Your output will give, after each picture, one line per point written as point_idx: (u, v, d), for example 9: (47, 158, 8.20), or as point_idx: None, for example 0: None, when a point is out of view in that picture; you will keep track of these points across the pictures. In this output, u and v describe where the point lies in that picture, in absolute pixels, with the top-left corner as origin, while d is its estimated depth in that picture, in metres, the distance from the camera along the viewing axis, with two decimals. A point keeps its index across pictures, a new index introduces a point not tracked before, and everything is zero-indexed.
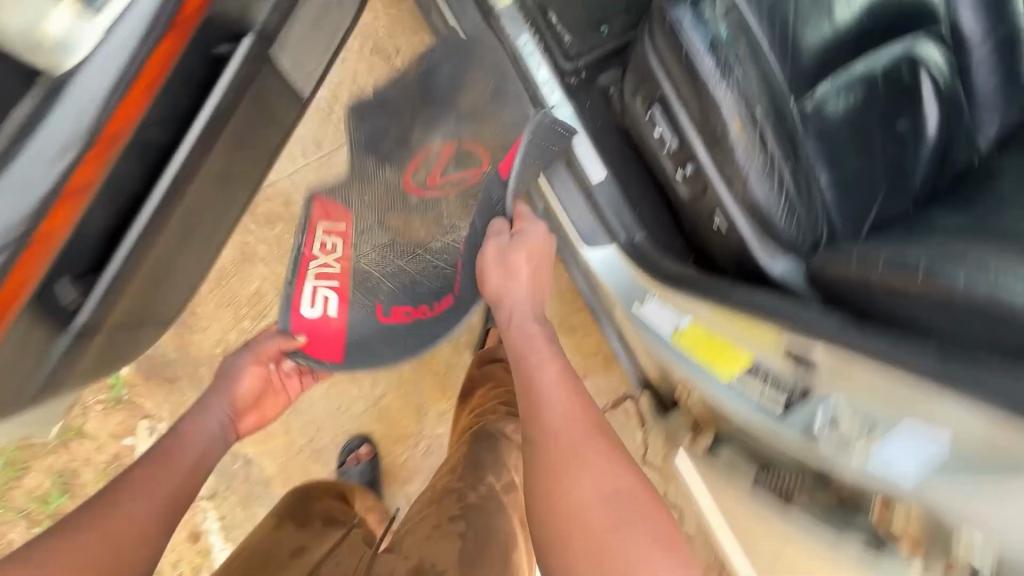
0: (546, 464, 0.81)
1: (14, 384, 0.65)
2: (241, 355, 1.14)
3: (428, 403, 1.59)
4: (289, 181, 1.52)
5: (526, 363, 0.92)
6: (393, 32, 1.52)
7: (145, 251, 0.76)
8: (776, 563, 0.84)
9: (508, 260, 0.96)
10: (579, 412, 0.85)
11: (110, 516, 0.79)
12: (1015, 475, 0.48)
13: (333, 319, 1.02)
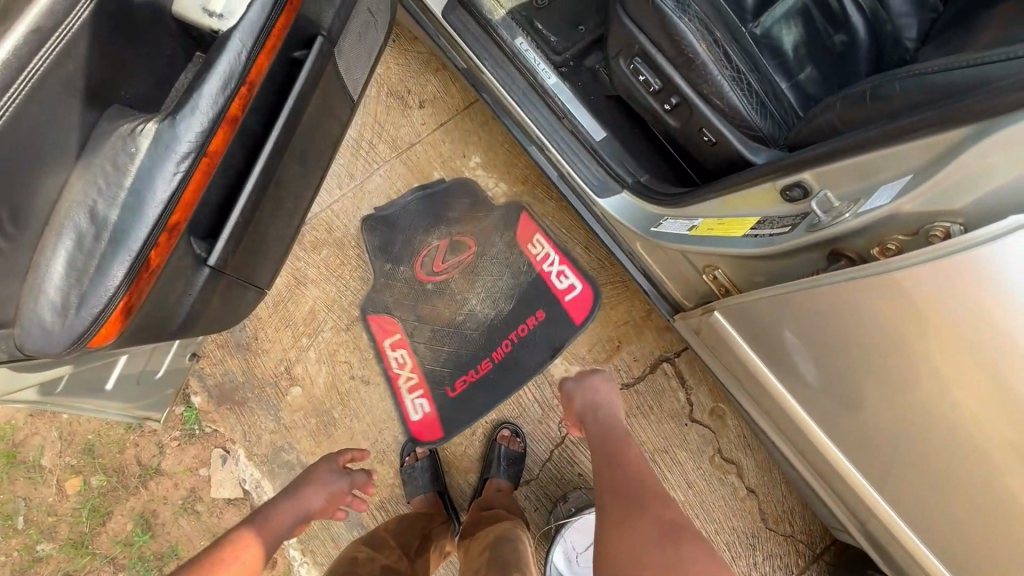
0: (617, 511, 0.92)
1: (167, 312, 0.78)
2: (331, 460, 1.32)
3: (480, 392, 1.69)
4: (330, 210, 1.72)
5: (613, 453, 1.06)
6: (403, 75, 1.79)
7: (250, 219, 0.88)
8: (834, 388, 0.95)
9: (593, 386, 1.23)
10: (652, 483, 0.97)
11: None
12: (949, 162, 0.70)
13: (427, 410, 1.67)
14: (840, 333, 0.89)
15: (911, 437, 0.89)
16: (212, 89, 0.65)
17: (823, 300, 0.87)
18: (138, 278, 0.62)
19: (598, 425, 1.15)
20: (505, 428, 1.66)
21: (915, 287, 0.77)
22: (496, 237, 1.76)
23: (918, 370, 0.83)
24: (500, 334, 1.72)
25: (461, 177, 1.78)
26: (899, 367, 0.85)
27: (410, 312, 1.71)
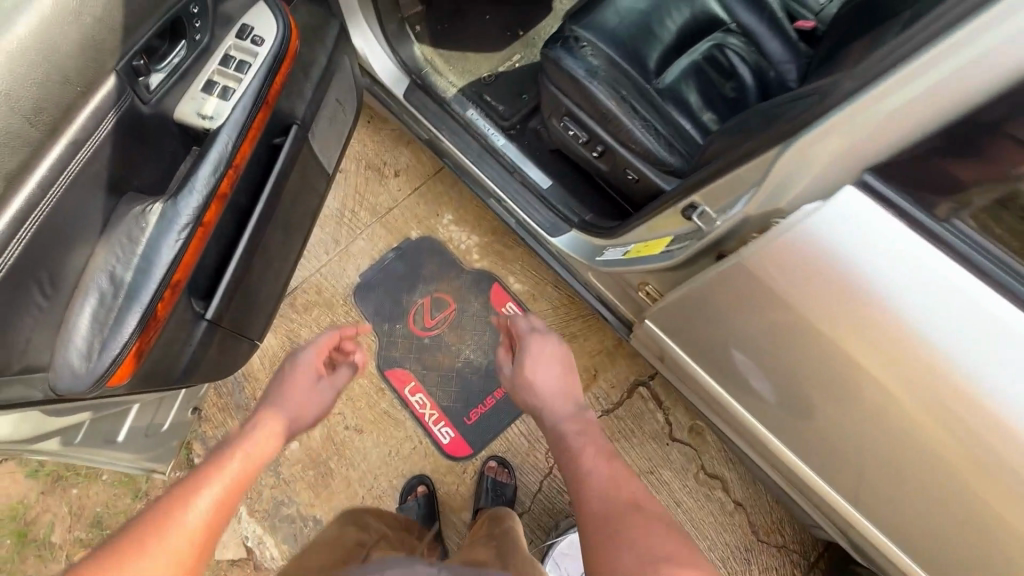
0: (614, 535, 0.83)
1: (171, 361, 0.91)
2: (302, 353, 1.10)
3: (468, 430, 1.78)
4: (319, 273, 1.89)
5: (584, 456, 0.99)
6: (378, 149, 2.01)
7: (240, 278, 1.03)
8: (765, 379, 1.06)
9: (534, 356, 1.18)
10: (642, 497, 0.91)
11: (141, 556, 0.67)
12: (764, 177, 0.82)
13: (452, 433, 1.78)
14: (756, 334, 0.99)
15: (839, 418, 0.95)
16: (203, 175, 0.82)
17: (726, 302, 1.00)
18: (146, 328, 0.77)
19: (552, 418, 1.10)
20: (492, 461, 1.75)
21: (771, 280, 0.87)
22: (472, 284, 1.91)
23: (812, 351, 0.90)
24: (483, 373, 1.83)
25: (436, 234, 1.96)
26: (806, 358, 0.92)
27: (402, 363, 1.83)
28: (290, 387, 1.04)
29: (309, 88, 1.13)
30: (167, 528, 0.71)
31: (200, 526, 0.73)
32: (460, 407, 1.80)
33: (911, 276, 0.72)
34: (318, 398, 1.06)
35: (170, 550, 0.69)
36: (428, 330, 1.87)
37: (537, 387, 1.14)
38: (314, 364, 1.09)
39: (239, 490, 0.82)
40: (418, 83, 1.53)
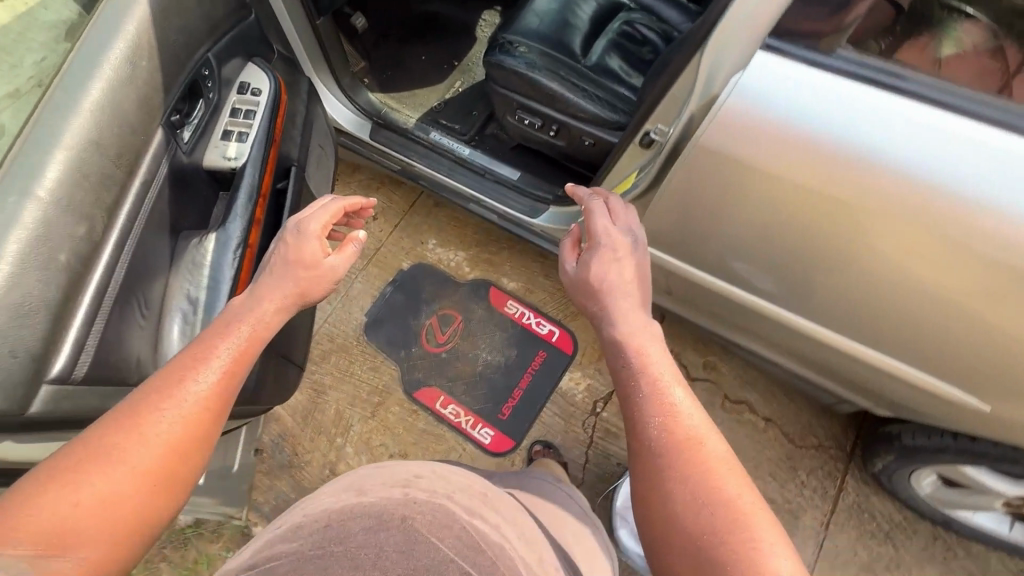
0: (663, 474, 0.78)
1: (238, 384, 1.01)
2: (310, 219, 0.98)
3: (506, 425, 1.87)
4: (328, 322, 1.99)
5: (652, 383, 0.88)
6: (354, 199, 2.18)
7: None
8: (750, 268, 1.20)
9: (602, 258, 1.02)
10: (703, 429, 0.82)
11: (93, 467, 0.69)
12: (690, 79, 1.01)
13: (492, 431, 1.86)
14: (746, 229, 1.12)
15: (837, 279, 1.08)
16: (240, 206, 0.96)
17: (701, 206, 1.14)
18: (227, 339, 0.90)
19: (613, 319, 0.97)
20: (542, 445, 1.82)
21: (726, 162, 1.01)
22: (472, 294, 2.04)
23: (785, 214, 1.04)
24: (504, 370, 1.94)
25: (425, 258, 2.09)
26: (794, 226, 1.04)
27: (427, 381, 1.92)
28: (297, 251, 0.95)
29: (298, 134, 1.29)
30: (173, 398, 0.77)
31: (203, 397, 0.79)
32: (492, 406, 1.89)
33: (845, 106, 0.90)
34: (330, 267, 0.98)
35: (177, 417, 0.76)
36: (443, 346, 1.97)
37: (603, 290, 0.99)
38: (319, 232, 0.97)
39: (248, 357, 0.85)
40: (379, 122, 1.71)
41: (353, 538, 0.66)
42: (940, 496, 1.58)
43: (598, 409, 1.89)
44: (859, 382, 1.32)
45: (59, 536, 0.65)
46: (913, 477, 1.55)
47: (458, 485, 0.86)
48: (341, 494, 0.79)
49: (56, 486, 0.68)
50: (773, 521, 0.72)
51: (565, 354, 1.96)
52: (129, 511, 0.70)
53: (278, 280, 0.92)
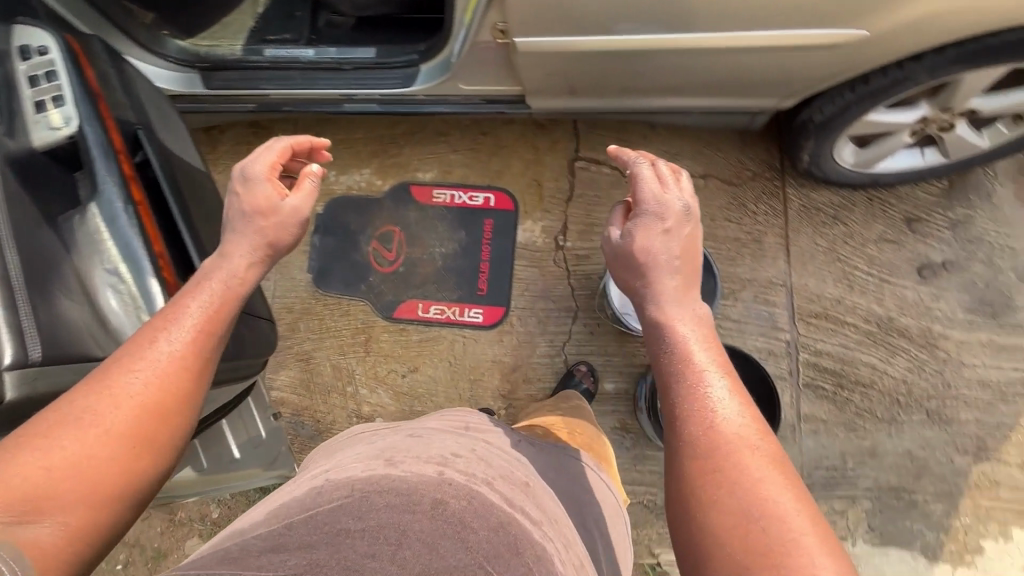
0: (713, 466, 0.84)
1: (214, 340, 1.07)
2: (255, 175, 1.08)
3: (489, 297, 1.92)
4: (279, 296, 1.94)
5: (698, 379, 0.92)
6: (236, 172, 2.05)
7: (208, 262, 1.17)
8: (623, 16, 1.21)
9: (652, 238, 1.03)
10: (751, 432, 0.88)
11: (70, 423, 0.82)
12: None
13: (479, 308, 1.92)
14: None
15: None
16: (103, 166, 1.05)
17: None
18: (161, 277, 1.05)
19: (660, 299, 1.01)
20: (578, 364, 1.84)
21: None
22: (397, 203, 2.00)
23: None
24: (462, 253, 1.96)
25: (335, 194, 2.02)
26: None
27: (399, 299, 1.93)
28: (253, 199, 1.07)
29: (122, 95, 1.18)
30: (145, 359, 0.90)
31: (167, 359, 0.91)
32: (468, 289, 1.93)
33: None
34: (282, 224, 1.08)
35: (147, 378, 0.89)
36: (395, 262, 1.96)
37: (648, 263, 1.02)
38: (274, 189, 1.09)
39: (213, 329, 0.98)
40: (206, 64, 1.54)
41: (379, 514, 0.82)
42: (863, 159, 1.74)
43: (560, 242, 1.97)
44: (759, 80, 1.41)
45: (41, 491, 0.77)
46: (835, 153, 1.71)
47: (500, 471, 1.01)
48: (370, 463, 0.96)
49: (42, 437, 0.81)
50: (822, 524, 0.78)
51: (509, 212, 2.00)
52: (99, 467, 0.82)
53: (241, 240, 1.06)
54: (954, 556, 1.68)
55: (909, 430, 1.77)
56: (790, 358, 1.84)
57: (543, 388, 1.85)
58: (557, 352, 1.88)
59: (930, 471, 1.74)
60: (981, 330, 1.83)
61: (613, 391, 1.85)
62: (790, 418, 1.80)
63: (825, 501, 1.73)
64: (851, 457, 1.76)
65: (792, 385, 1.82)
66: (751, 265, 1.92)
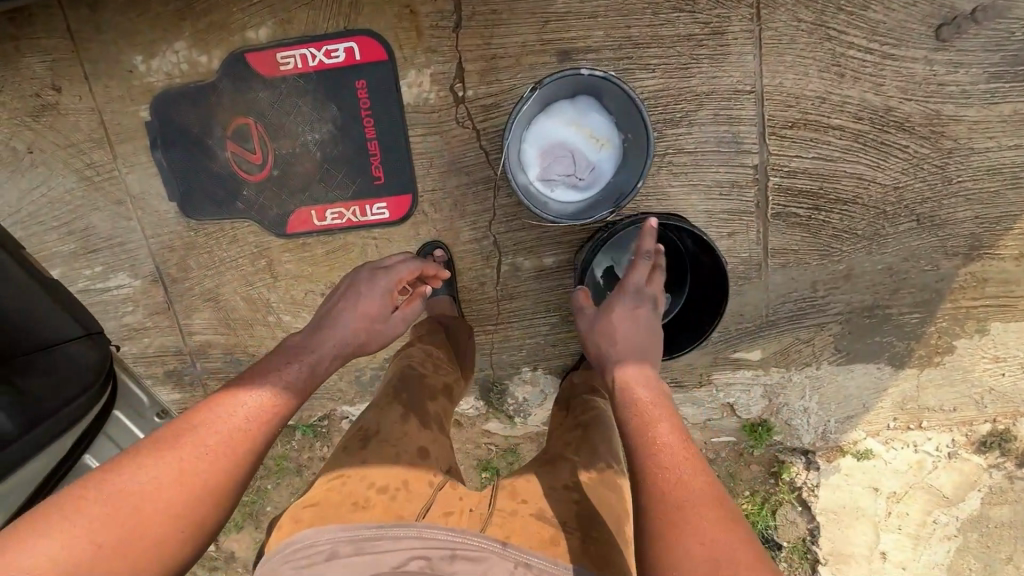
0: (671, 500, 0.85)
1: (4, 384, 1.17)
2: (379, 281, 1.25)
3: (389, 185, 1.58)
4: (151, 235, 1.64)
5: (651, 423, 0.98)
6: (19, 86, 1.54)
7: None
8: None
9: (625, 318, 1.17)
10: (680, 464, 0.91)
11: (124, 486, 0.83)
12: None
13: (381, 201, 1.59)
14: None
15: None
16: None
17: None
18: None
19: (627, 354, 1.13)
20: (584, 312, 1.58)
21: None
22: (239, 84, 1.52)
23: None
24: (340, 135, 1.55)
25: (156, 89, 1.54)
26: None
27: (286, 209, 1.60)
28: (364, 299, 1.23)
29: None
30: (218, 426, 0.92)
31: (230, 435, 0.92)
32: (363, 180, 1.58)
33: None
34: (373, 328, 1.22)
35: (213, 452, 0.89)
36: (266, 165, 1.58)
37: (615, 335, 1.15)
38: (387, 299, 1.26)
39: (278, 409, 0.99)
40: None
41: None
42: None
43: (459, 94, 1.51)
44: None
45: (78, 569, 0.76)
46: None
47: None
48: None
49: (97, 496, 0.81)
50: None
51: (383, 63, 1.50)
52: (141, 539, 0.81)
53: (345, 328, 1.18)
54: (923, 359, 1.62)
55: (892, 243, 1.54)
56: (758, 187, 1.52)
57: (476, 277, 1.64)
58: (483, 235, 1.60)
59: (910, 283, 1.56)
60: (1005, 100, 1.43)
61: (554, 266, 1.62)
62: (756, 256, 1.57)
63: (790, 333, 1.62)
64: (824, 285, 1.58)
65: (759, 218, 1.54)
66: (709, 71, 1.46)
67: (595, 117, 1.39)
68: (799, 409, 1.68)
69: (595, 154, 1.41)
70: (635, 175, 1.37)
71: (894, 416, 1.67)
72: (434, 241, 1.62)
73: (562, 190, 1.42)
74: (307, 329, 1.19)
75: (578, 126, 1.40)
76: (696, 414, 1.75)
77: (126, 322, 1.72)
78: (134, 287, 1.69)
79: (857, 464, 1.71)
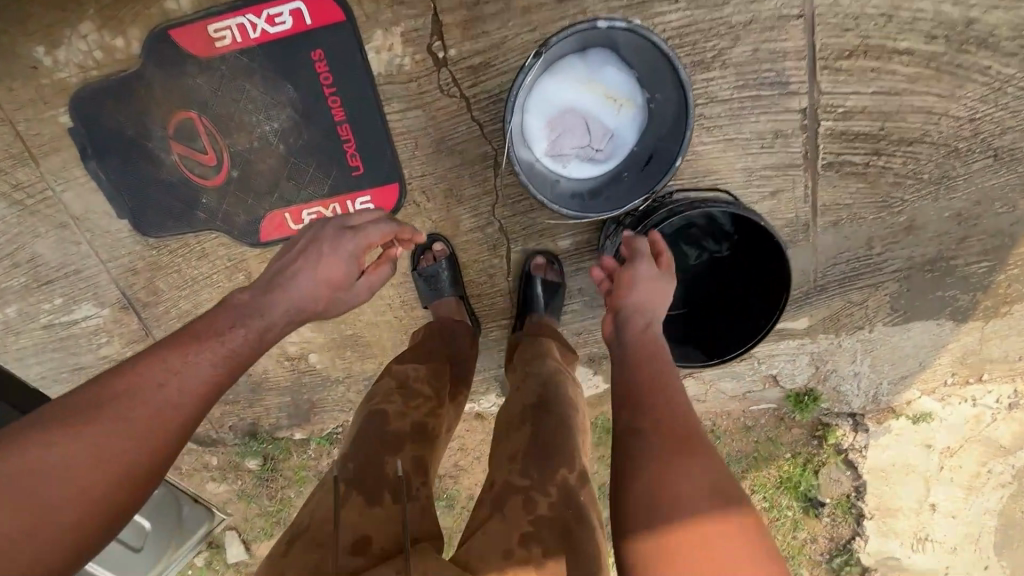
0: (670, 474, 0.75)
1: None
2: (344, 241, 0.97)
3: (370, 175, 1.34)
4: (108, 260, 1.43)
5: (655, 381, 0.86)
6: None
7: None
8: None
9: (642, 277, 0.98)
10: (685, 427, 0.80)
11: (28, 458, 0.68)
12: None
13: (365, 195, 1.36)
14: None
15: None
16: None
17: None
18: None
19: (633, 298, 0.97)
20: (537, 258, 1.39)
21: None
22: (173, 70, 1.25)
23: None
24: (303, 121, 1.29)
25: (73, 87, 1.26)
26: None
27: (256, 215, 1.38)
28: (326, 264, 0.97)
29: None
30: (147, 399, 0.75)
31: (163, 407, 0.76)
32: (339, 172, 1.34)
33: None
34: (338, 281, 0.99)
35: (143, 425, 0.74)
36: (223, 164, 1.33)
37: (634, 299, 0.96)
38: (355, 262, 1.00)
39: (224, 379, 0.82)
40: None
41: None
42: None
43: (439, 56, 1.23)
44: None
45: None
46: None
47: None
48: None
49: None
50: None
51: (342, 27, 1.22)
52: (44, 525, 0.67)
53: (303, 291, 0.95)
54: (989, 310, 1.46)
55: (963, 186, 1.32)
56: (807, 135, 1.28)
57: (483, 270, 1.44)
58: (487, 222, 1.39)
59: (981, 229, 1.36)
60: None
61: (571, 248, 1.41)
62: (804, 216, 1.35)
63: (842, 297, 1.45)
64: (882, 241, 1.38)
65: (808, 172, 1.31)
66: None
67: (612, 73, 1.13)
68: (848, 375, 1.54)
69: (613, 118, 1.16)
70: (669, 144, 1.13)
71: (953, 372, 1.53)
72: (434, 234, 1.40)
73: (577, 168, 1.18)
74: (259, 284, 0.96)
75: (592, 87, 1.14)
76: (735, 388, 1.63)
77: (104, 354, 1.56)
78: (102, 317, 1.51)
79: (910, 424, 1.60)
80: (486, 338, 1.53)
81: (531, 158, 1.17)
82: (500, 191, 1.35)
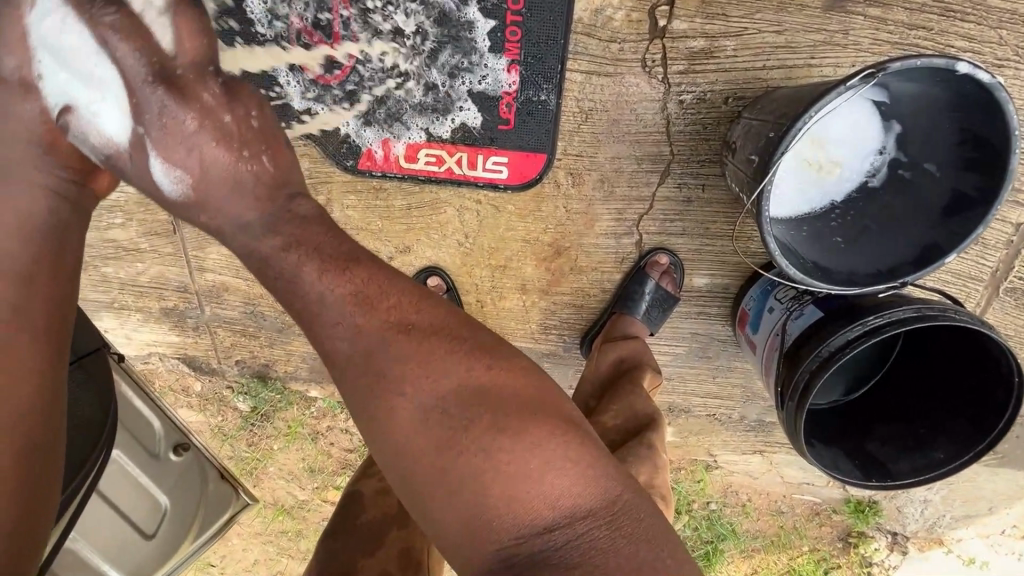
0: (388, 367, 0.64)
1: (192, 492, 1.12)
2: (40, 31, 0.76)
3: (518, 134, 1.09)
4: None
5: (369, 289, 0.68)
6: None
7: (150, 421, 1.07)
8: None
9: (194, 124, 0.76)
10: (427, 368, 0.64)
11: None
12: None
13: (505, 156, 1.11)
14: None
15: None
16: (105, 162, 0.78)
17: None
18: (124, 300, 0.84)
19: (274, 274, 0.70)
20: (657, 255, 1.18)
21: None
22: None
23: None
24: (463, 44, 1.03)
25: None
26: None
27: (363, 136, 1.11)
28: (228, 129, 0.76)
29: None
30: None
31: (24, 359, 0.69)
32: (482, 118, 1.08)
33: None
34: (51, 211, 0.77)
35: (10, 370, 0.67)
36: (344, 64, 1.05)
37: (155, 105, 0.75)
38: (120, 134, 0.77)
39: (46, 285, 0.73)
40: None
41: None
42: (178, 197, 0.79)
43: (660, 24, 1.01)
44: None
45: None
46: None
47: None
48: None
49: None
50: (478, 391, 0.64)
51: None
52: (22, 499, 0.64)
53: (32, 200, 0.76)
54: None
55: None
56: (1008, 252, 1.13)
57: (598, 282, 1.24)
58: (625, 231, 1.18)
59: None
60: None
61: (704, 289, 1.23)
62: None
63: None
64: None
65: (988, 291, 1.17)
66: None
67: (118, 73, 0.75)
68: (916, 498, 1.47)
69: (851, 146, 0.90)
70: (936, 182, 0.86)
71: (1014, 525, 1.46)
72: (429, 268, 1.25)
73: (793, 207, 0.94)
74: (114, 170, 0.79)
75: (167, 147, 0.75)
76: (795, 475, 1.51)
77: (113, 238, 1.27)
78: (127, 194, 1.22)
79: (952, 560, 1.53)
80: (565, 355, 1.33)
81: (742, 180, 0.92)
82: (656, 202, 1.14)
